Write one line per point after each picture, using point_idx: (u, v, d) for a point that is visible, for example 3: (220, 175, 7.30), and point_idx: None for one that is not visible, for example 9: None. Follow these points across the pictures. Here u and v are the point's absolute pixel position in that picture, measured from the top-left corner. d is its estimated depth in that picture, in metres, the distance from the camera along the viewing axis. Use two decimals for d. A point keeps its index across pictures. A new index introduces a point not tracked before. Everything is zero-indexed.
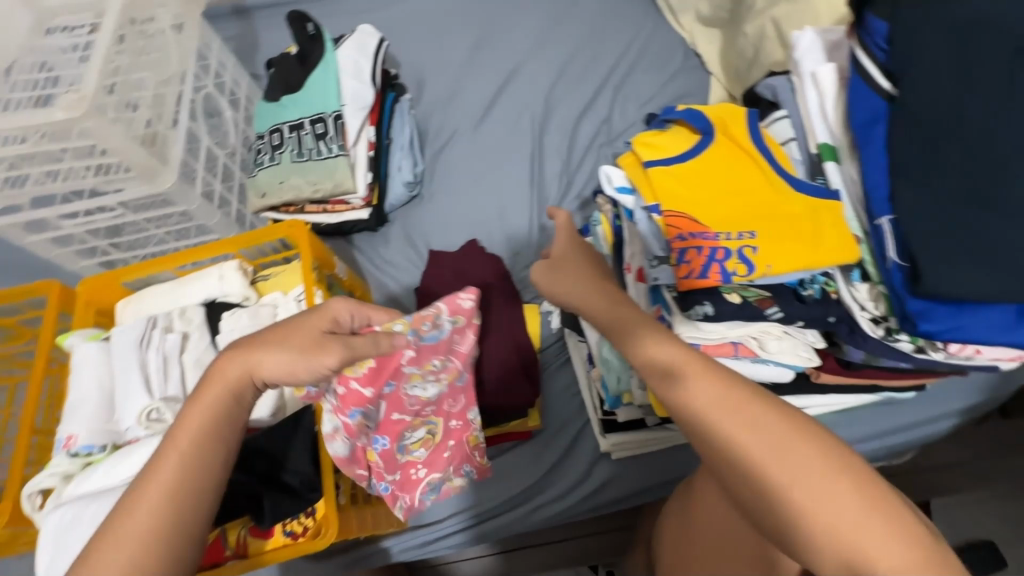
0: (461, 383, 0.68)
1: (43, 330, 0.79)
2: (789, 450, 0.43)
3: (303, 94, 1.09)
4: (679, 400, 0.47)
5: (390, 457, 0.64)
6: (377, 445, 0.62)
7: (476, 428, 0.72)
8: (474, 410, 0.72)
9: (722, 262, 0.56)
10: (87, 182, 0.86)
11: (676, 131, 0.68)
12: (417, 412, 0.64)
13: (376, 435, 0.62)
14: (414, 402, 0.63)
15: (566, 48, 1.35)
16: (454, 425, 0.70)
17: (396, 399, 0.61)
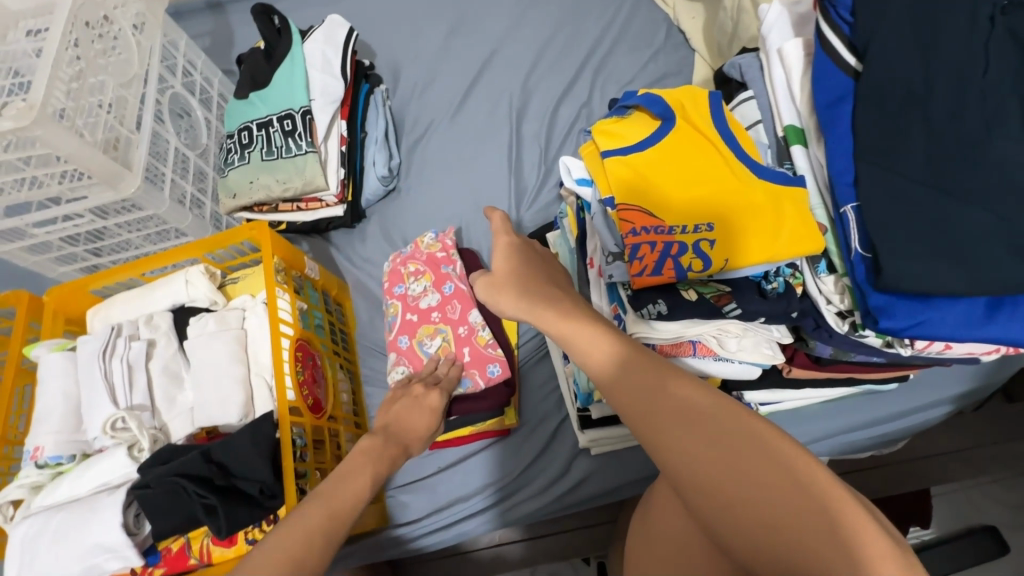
0: (452, 290, 0.92)
1: (12, 342, 0.79)
2: (750, 443, 0.39)
3: (271, 90, 1.07)
4: (632, 396, 0.44)
5: (412, 351, 0.90)
6: (401, 340, 0.92)
7: (479, 328, 0.88)
8: (475, 315, 0.90)
9: (676, 257, 0.53)
10: (52, 190, 0.85)
11: (635, 117, 0.65)
12: (423, 312, 0.92)
13: (401, 334, 0.92)
14: (414, 298, 0.94)
15: (544, 30, 1.30)
16: (461, 330, 0.89)
17: (405, 297, 0.94)
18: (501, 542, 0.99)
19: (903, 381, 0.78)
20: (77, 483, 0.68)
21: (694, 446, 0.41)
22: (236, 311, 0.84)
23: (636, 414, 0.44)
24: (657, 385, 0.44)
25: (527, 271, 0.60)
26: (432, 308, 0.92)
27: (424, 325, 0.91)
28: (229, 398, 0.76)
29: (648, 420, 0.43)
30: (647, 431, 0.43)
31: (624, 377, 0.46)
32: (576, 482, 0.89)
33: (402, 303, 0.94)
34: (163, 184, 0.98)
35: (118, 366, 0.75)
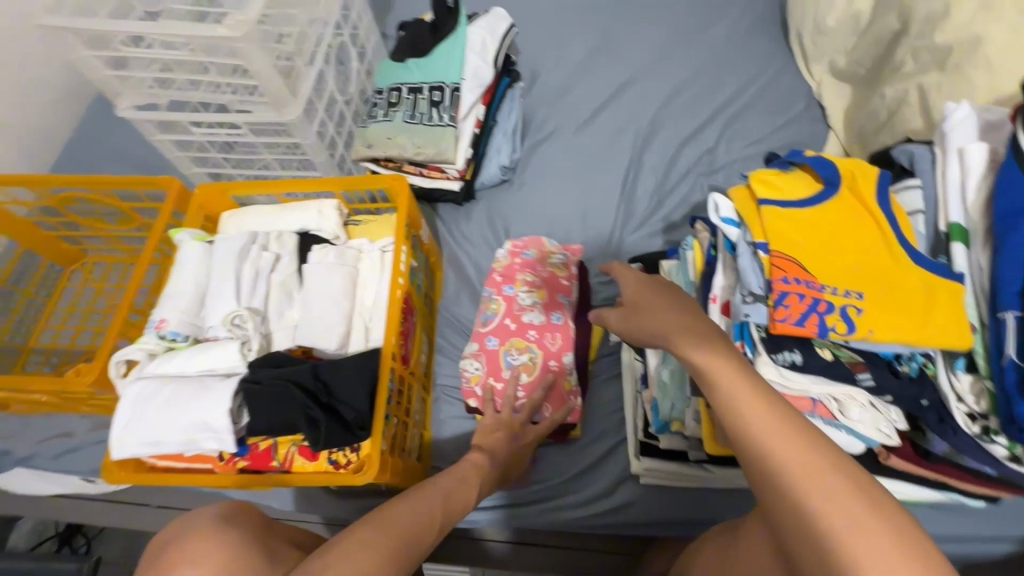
0: (556, 321, 0.95)
1: (159, 221, 0.86)
2: (848, 535, 0.39)
3: (428, 61, 1.13)
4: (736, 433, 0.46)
5: (496, 360, 0.94)
6: (490, 342, 0.95)
7: (568, 370, 0.92)
8: (569, 356, 0.93)
9: (823, 315, 0.55)
10: (224, 98, 0.94)
11: (798, 175, 0.67)
12: (522, 329, 0.95)
13: (490, 337, 0.95)
14: (520, 309, 0.97)
15: (685, 71, 1.34)
16: (551, 363, 0.93)
17: (511, 301, 0.97)
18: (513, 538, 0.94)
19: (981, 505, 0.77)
20: (188, 362, 0.73)
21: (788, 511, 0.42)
22: (354, 250, 0.88)
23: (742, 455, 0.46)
24: (773, 437, 0.44)
25: (661, 303, 0.58)
26: (532, 326, 0.95)
27: (516, 337, 0.95)
28: (333, 327, 0.80)
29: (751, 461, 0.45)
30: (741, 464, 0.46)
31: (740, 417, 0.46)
32: (618, 505, 0.90)
33: (506, 306, 0.97)
34: (314, 118, 1.04)
35: (249, 269, 0.81)
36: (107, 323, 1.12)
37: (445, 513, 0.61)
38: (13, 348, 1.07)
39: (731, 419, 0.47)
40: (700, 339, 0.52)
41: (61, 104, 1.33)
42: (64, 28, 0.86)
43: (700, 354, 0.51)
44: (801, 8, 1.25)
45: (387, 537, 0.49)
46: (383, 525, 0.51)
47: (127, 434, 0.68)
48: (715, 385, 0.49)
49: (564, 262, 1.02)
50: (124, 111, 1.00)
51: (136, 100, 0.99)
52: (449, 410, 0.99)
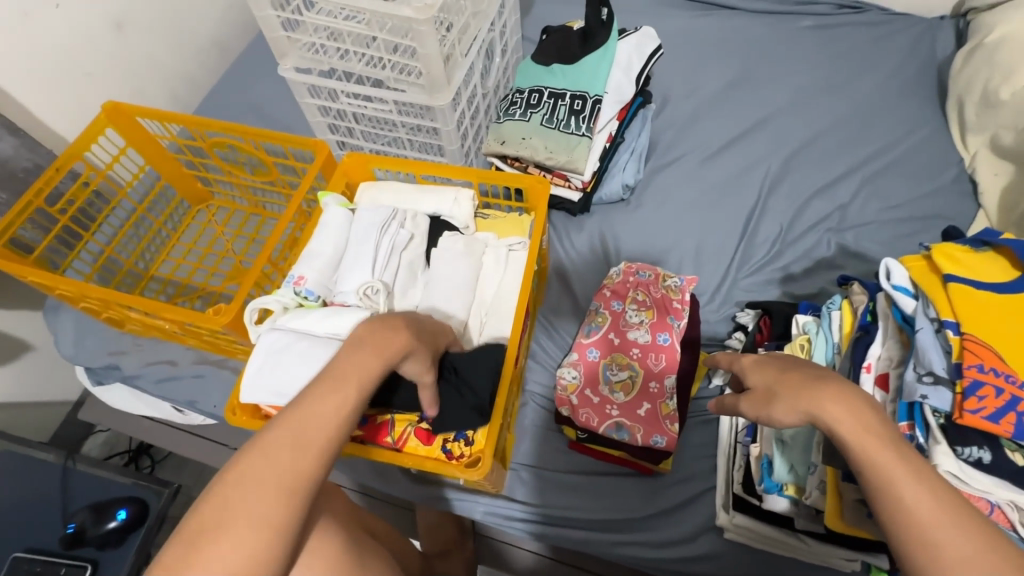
0: (663, 343, 0.91)
1: (306, 181, 0.90)
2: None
3: (573, 69, 1.13)
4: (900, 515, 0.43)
5: (595, 373, 0.91)
6: (590, 354, 0.93)
7: (670, 397, 0.87)
8: (672, 381, 0.88)
9: (1022, 416, 0.50)
10: (384, 75, 0.97)
11: (992, 257, 0.62)
12: (625, 345, 0.92)
13: (591, 349, 0.93)
14: (627, 325, 0.93)
15: (824, 121, 1.29)
16: (652, 386, 0.88)
17: (617, 317, 0.94)
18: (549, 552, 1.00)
19: None
20: (316, 322, 0.73)
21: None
22: (481, 243, 0.88)
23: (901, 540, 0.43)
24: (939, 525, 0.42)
25: (796, 378, 0.53)
26: (636, 344, 0.92)
27: (619, 353, 0.92)
28: (455, 316, 0.80)
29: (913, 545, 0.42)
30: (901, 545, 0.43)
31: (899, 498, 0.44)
32: (698, 555, 0.86)
33: (612, 320, 0.94)
34: (457, 107, 1.05)
35: (387, 243, 0.81)
36: (222, 265, 1.17)
37: (337, 426, 0.46)
38: (136, 272, 1.14)
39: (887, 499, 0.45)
40: (859, 411, 0.48)
41: (214, 54, 1.41)
42: None
43: (849, 425, 0.48)
44: (969, 76, 1.18)
45: (241, 507, 0.40)
46: (232, 492, 0.41)
47: (259, 381, 0.70)
48: (874, 459, 0.46)
49: (679, 288, 0.95)
50: (286, 71, 1.05)
51: (298, 62, 1.04)
52: (534, 418, 0.99)
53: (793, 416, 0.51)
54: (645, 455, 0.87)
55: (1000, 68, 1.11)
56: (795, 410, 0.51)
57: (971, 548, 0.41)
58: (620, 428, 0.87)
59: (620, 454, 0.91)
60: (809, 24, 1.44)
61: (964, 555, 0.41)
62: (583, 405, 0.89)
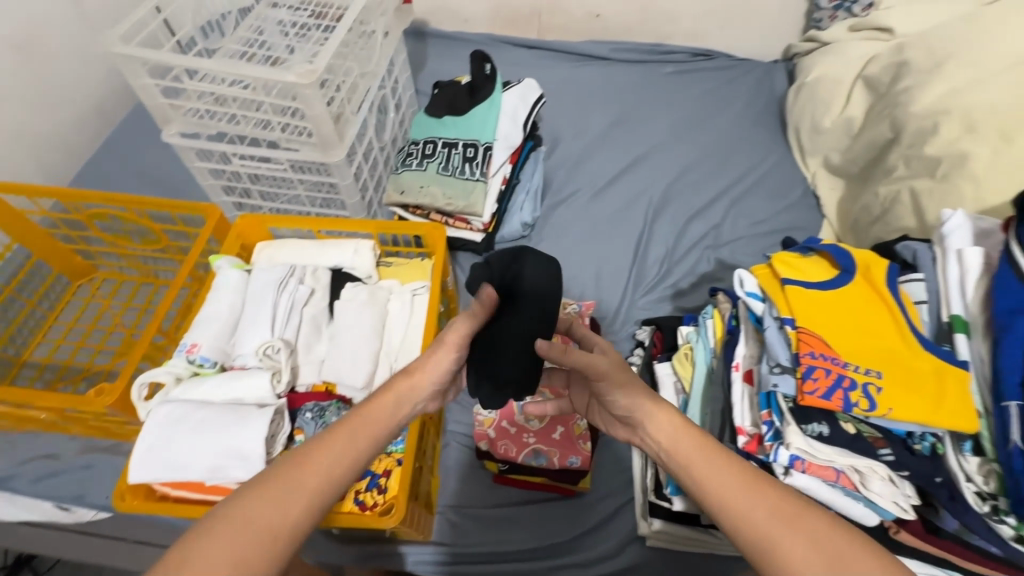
0: None
1: (197, 246, 0.89)
2: (824, 573, 0.43)
3: (464, 119, 1.20)
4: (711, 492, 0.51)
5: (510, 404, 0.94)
6: None
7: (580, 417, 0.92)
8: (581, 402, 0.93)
9: (847, 391, 0.59)
10: (274, 135, 0.98)
11: (816, 260, 0.74)
12: None
13: None
14: None
15: (693, 152, 1.45)
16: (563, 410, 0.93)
17: None
18: None
19: None
20: (216, 389, 0.73)
21: (766, 561, 0.46)
22: (384, 291, 0.89)
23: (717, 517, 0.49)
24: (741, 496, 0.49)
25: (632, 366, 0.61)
26: None
27: None
28: (361, 365, 0.80)
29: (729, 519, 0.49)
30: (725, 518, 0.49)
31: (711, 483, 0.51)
32: (624, 568, 0.89)
33: None
34: (354, 162, 1.08)
35: (285, 300, 0.81)
36: (111, 341, 1.09)
37: (326, 472, 0.50)
38: (7, 360, 1.03)
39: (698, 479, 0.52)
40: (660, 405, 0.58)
41: (93, 121, 1.34)
42: (133, 57, 0.90)
43: (658, 421, 0.57)
44: (800, 109, 1.40)
45: (239, 535, 0.44)
46: (202, 540, 0.43)
47: (149, 459, 0.66)
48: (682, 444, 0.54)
49: (578, 313, 1.05)
50: (170, 137, 1.03)
51: (184, 127, 1.02)
52: (458, 457, 0.99)
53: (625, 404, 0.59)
54: (565, 477, 0.91)
55: (821, 101, 1.33)
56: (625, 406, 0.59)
57: (766, 502, 0.48)
58: (538, 455, 0.90)
59: (541, 480, 0.94)
60: (672, 70, 1.64)
61: (764, 511, 0.48)
62: (501, 438, 0.91)
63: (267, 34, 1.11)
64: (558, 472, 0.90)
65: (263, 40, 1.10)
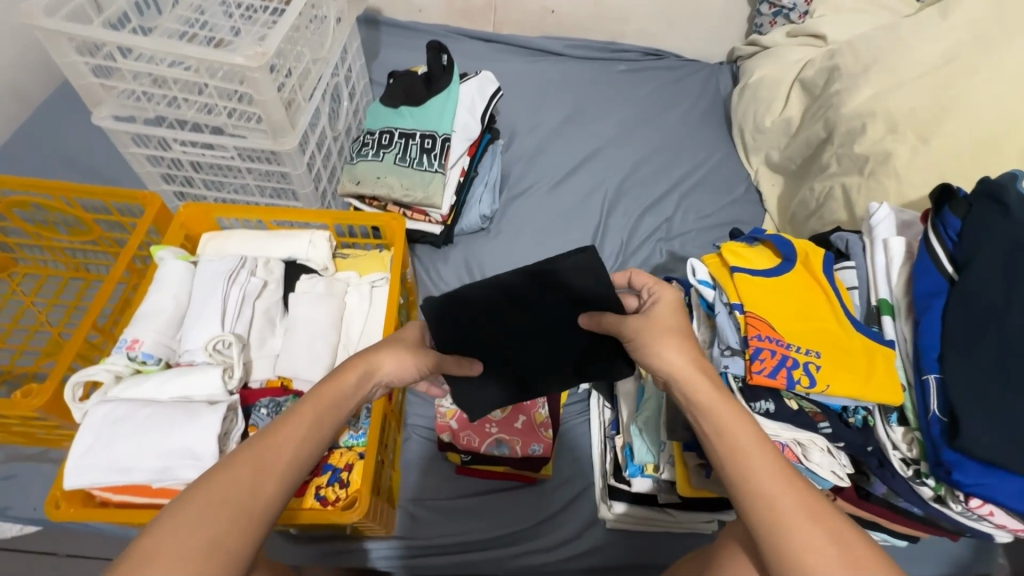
0: None
1: (135, 236, 0.83)
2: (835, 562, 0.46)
3: (421, 110, 1.19)
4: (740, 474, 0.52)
5: None
6: None
7: (542, 406, 0.93)
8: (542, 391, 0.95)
9: (790, 369, 0.64)
10: (219, 120, 0.93)
11: (762, 250, 0.78)
12: None
13: None
14: None
15: (645, 148, 1.50)
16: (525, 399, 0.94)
17: None
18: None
19: (906, 549, 0.85)
20: (162, 387, 0.69)
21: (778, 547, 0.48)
22: (342, 282, 0.87)
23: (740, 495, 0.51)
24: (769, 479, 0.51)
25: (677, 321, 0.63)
26: None
27: None
28: (319, 359, 0.78)
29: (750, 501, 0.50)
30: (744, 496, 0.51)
31: (744, 459, 0.52)
32: (584, 550, 0.91)
33: None
34: (306, 150, 1.05)
35: (236, 292, 0.77)
36: (35, 341, 1.01)
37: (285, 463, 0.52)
38: None
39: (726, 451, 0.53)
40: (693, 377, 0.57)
41: (8, 103, 1.23)
42: (60, 32, 0.83)
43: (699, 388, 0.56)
44: (743, 109, 1.47)
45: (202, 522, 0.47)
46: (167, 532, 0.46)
47: (87, 463, 0.62)
48: (714, 420, 0.55)
49: None
50: (101, 120, 0.96)
51: (117, 110, 0.95)
52: (420, 449, 0.99)
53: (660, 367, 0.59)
54: (527, 465, 0.92)
55: (762, 102, 1.40)
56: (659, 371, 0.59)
57: (791, 495, 0.50)
58: (500, 444, 0.91)
59: (503, 469, 0.95)
60: (624, 69, 1.68)
61: (788, 502, 0.49)
62: (463, 429, 0.92)
63: (210, 13, 1.05)
64: (520, 461, 0.92)
65: (205, 20, 1.04)
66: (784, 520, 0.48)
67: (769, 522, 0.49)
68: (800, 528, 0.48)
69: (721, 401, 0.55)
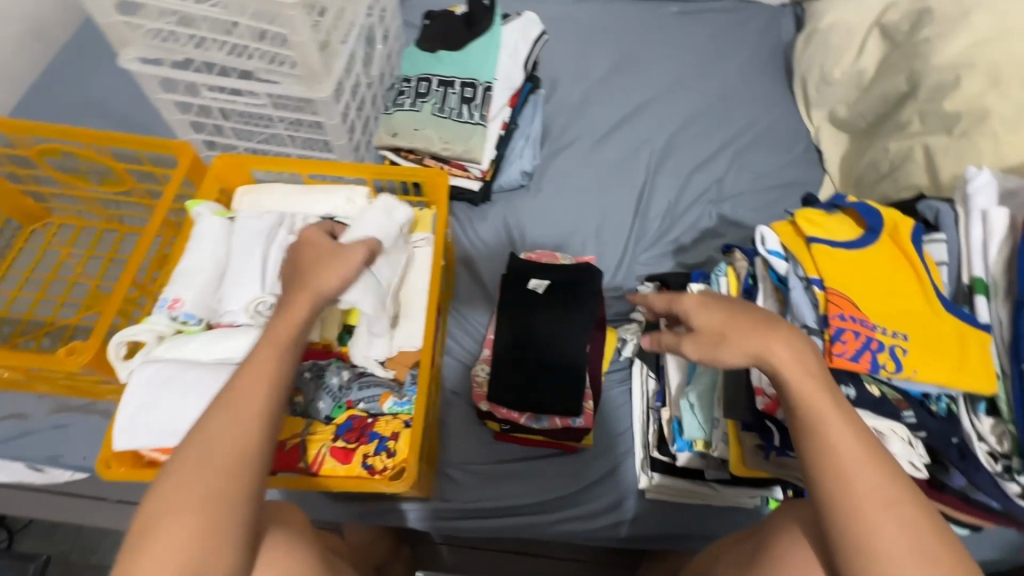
0: None
1: (169, 188, 0.80)
2: (911, 556, 0.46)
3: (461, 55, 1.10)
4: (825, 445, 0.50)
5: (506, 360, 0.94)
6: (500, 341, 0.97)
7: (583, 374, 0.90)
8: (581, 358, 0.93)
9: (875, 353, 0.58)
10: (252, 64, 0.87)
11: (842, 218, 0.71)
12: None
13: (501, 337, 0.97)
14: None
15: (698, 101, 1.39)
16: None
17: None
18: (479, 547, 1.00)
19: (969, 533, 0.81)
20: (205, 348, 0.67)
21: (850, 516, 0.48)
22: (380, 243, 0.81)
23: (824, 472, 0.49)
24: (865, 471, 0.48)
25: (739, 317, 0.57)
26: None
27: None
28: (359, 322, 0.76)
29: (815, 453, 0.50)
30: (830, 467, 0.49)
31: (822, 429, 0.50)
32: (625, 518, 0.91)
33: None
34: (341, 98, 0.98)
35: (275, 251, 0.74)
36: (74, 293, 1.00)
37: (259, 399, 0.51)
38: None
39: (809, 416, 0.51)
40: (776, 336, 0.54)
41: (28, 46, 1.17)
42: None
43: (791, 367, 0.53)
44: (809, 57, 1.33)
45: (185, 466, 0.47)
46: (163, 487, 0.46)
47: (138, 424, 0.62)
48: (817, 422, 0.51)
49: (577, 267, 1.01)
50: (128, 63, 0.90)
51: (144, 52, 0.89)
52: (457, 415, 0.98)
53: (737, 358, 0.55)
54: (569, 436, 0.90)
55: (833, 50, 1.27)
56: (742, 353, 0.55)
57: (865, 466, 0.49)
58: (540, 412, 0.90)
59: (545, 439, 0.92)
60: (677, 11, 1.54)
61: (868, 487, 0.48)
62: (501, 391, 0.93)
63: None
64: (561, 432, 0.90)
65: None
66: (858, 502, 0.48)
67: (846, 493, 0.48)
68: (879, 517, 0.47)
69: (819, 399, 0.51)
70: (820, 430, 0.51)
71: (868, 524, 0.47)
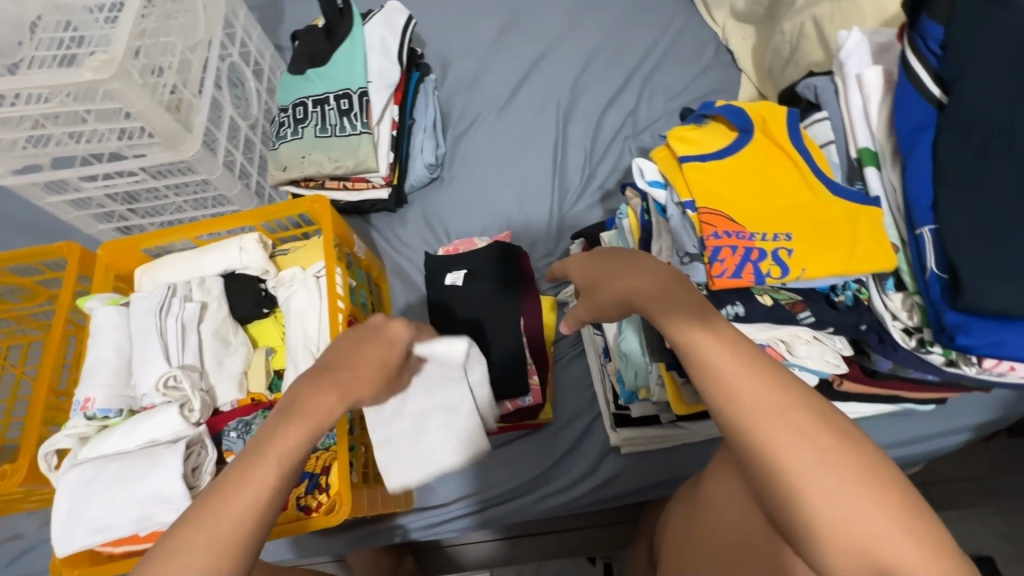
0: None
1: (64, 291, 0.81)
2: (817, 467, 0.38)
3: (329, 68, 1.08)
4: (703, 367, 0.45)
5: None
6: None
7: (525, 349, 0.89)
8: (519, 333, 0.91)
9: (757, 263, 0.56)
10: (111, 145, 0.86)
11: (712, 127, 0.67)
12: None
13: None
14: None
15: (596, 35, 1.32)
16: None
17: None
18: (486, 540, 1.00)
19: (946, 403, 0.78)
20: (125, 437, 0.69)
21: (745, 436, 0.41)
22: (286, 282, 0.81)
23: (710, 396, 0.44)
24: (751, 385, 0.42)
25: (617, 266, 0.57)
26: None
27: None
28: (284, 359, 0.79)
29: (699, 379, 0.45)
30: (718, 389, 0.44)
31: (698, 354, 0.45)
32: (606, 479, 0.90)
33: None
34: (217, 149, 0.97)
35: (172, 324, 0.74)
36: None
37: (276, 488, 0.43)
38: None
39: (687, 347, 0.46)
40: (654, 271, 0.53)
41: None
42: None
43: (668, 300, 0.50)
44: None
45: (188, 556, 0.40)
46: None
47: (71, 529, 0.63)
48: (693, 348, 0.46)
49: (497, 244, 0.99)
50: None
51: (12, 164, 0.87)
52: None
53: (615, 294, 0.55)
54: (524, 414, 0.89)
55: None
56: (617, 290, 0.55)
57: (752, 383, 0.42)
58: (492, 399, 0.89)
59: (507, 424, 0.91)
60: None
61: (756, 399, 0.42)
62: None
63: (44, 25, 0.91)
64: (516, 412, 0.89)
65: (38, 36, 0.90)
66: (752, 421, 0.41)
67: (736, 415, 0.42)
68: (778, 432, 0.40)
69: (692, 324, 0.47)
70: (698, 353, 0.45)
71: (767, 444, 0.40)
